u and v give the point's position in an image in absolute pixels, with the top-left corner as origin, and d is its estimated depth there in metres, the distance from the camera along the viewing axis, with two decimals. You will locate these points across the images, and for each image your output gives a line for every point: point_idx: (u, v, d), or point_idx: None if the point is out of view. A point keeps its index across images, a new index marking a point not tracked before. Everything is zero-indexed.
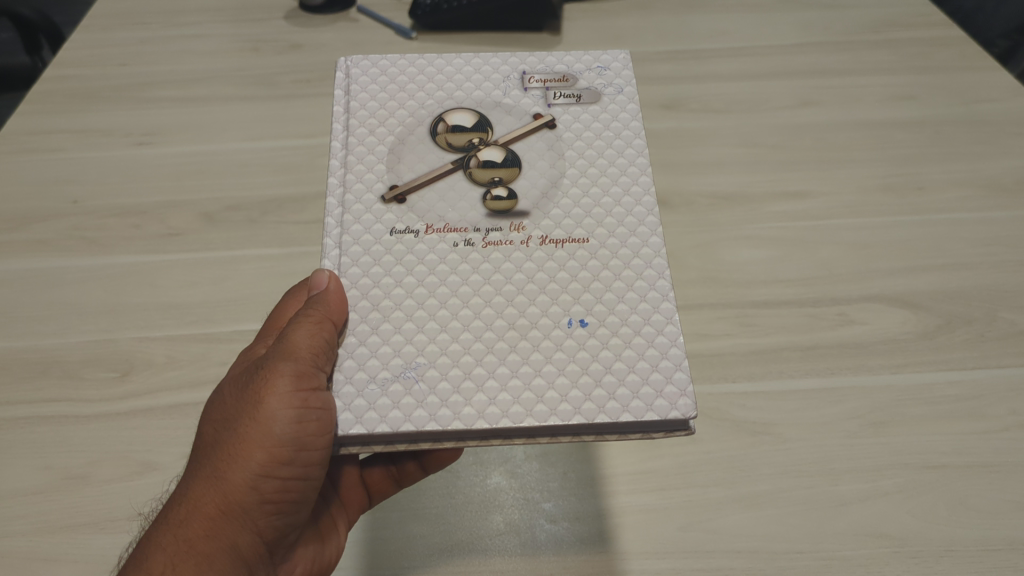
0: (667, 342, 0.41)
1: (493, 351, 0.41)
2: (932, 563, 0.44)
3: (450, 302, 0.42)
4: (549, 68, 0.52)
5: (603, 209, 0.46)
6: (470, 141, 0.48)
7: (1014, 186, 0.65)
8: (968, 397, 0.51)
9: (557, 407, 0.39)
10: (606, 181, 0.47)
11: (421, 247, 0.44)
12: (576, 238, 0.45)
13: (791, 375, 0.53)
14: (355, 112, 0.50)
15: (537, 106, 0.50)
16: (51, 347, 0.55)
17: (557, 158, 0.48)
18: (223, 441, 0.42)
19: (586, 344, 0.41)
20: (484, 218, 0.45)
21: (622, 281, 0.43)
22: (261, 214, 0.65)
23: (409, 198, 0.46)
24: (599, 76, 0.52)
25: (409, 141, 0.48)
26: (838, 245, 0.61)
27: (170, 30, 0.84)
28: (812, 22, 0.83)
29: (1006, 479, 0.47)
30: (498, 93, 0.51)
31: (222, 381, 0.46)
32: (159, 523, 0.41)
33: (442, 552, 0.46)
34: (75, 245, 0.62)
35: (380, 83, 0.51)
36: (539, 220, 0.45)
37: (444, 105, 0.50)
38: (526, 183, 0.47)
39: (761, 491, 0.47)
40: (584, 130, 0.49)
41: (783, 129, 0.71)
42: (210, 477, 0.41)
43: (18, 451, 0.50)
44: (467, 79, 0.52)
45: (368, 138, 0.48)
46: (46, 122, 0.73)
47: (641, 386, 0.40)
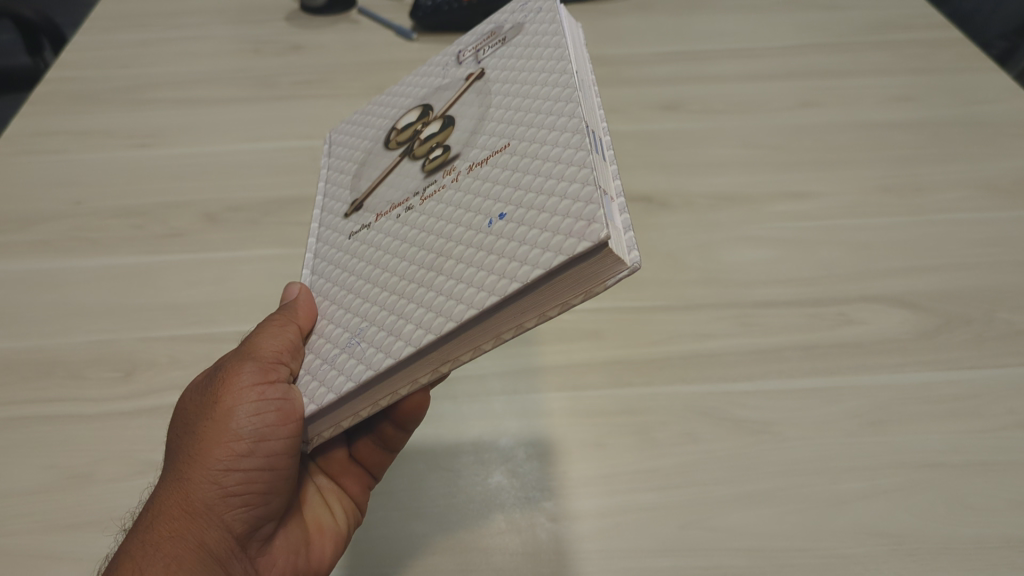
0: (579, 188, 0.34)
1: (423, 284, 0.38)
2: (931, 560, 0.44)
3: (389, 263, 0.41)
4: (480, 35, 0.51)
5: (523, 106, 0.41)
6: (414, 131, 0.49)
7: (1012, 186, 0.66)
8: (966, 396, 0.51)
9: (474, 300, 0.34)
10: (527, 86, 0.42)
11: (371, 234, 0.45)
12: (498, 149, 0.40)
13: (791, 374, 0.53)
14: (332, 161, 0.54)
15: (469, 72, 0.49)
16: (54, 347, 0.56)
17: (484, 99, 0.45)
18: (185, 440, 0.42)
19: (505, 234, 0.36)
20: (422, 181, 0.44)
21: (539, 157, 0.37)
22: (263, 214, 0.65)
23: (365, 202, 0.48)
24: (523, 11, 0.49)
25: (369, 158, 0.51)
26: (837, 245, 0.61)
27: (172, 32, 0.85)
28: (810, 24, 0.84)
29: (1005, 477, 0.47)
30: (439, 82, 0.51)
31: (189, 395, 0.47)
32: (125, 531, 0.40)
33: (442, 551, 0.46)
34: (77, 245, 0.63)
35: (351, 129, 0.56)
36: (468, 154, 0.42)
37: (397, 114, 0.52)
38: (458, 133, 0.44)
39: (760, 490, 0.47)
40: (509, 61, 0.46)
41: (782, 130, 0.72)
42: (174, 475, 0.41)
43: (22, 450, 0.50)
44: (415, 85, 0.53)
45: (338, 174, 0.52)
46: (49, 123, 0.74)
47: (552, 238, 0.33)
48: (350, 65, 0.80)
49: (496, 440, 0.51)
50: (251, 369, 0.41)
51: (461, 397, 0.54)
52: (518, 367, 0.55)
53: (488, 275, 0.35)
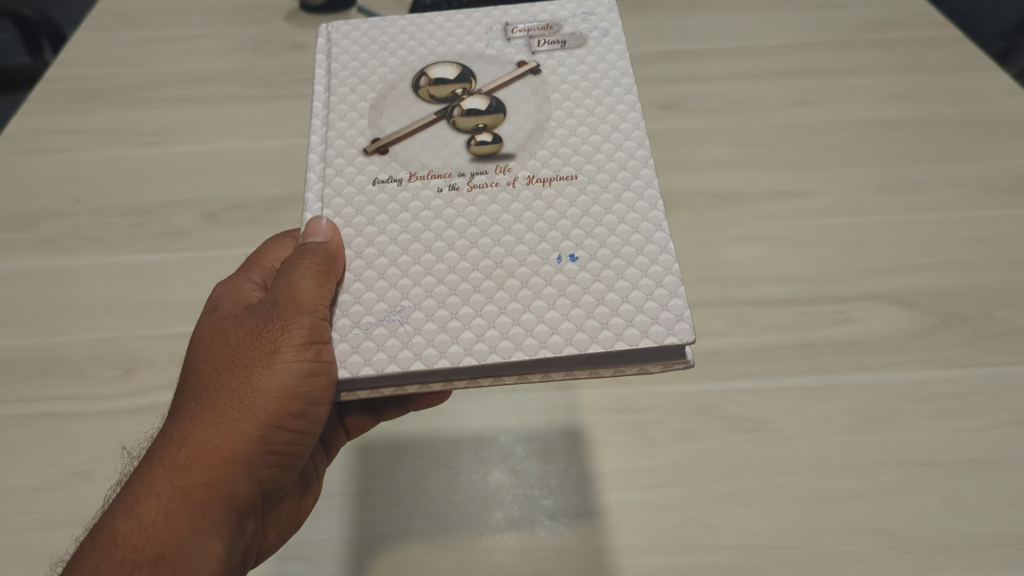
0: (661, 271, 0.39)
1: (480, 290, 0.39)
2: (926, 557, 0.44)
3: (435, 246, 0.41)
4: (533, 17, 0.50)
5: (589, 147, 0.44)
6: (453, 93, 0.46)
7: (1009, 185, 0.66)
8: (963, 394, 0.51)
9: (548, 340, 0.37)
10: (592, 120, 0.45)
11: (404, 195, 0.43)
12: (564, 176, 0.43)
13: (788, 372, 0.53)
14: (336, 74, 0.48)
15: (522, 55, 0.48)
16: (53, 346, 0.56)
17: (543, 103, 0.46)
18: (224, 386, 0.39)
19: (576, 278, 0.39)
20: (469, 163, 0.44)
21: (614, 214, 0.41)
22: (263, 212, 0.65)
23: (392, 148, 0.44)
24: (584, 20, 0.50)
25: (392, 95, 0.46)
26: (835, 244, 0.62)
27: (171, 31, 0.85)
28: (809, 23, 0.84)
29: (1001, 474, 0.48)
30: (481, 45, 0.49)
31: (204, 321, 0.42)
32: (150, 467, 0.38)
33: (442, 548, 0.46)
34: (76, 244, 0.63)
35: (362, 45, 0.49)
36: (526, 161, 0.44)
37: (425, 59, 0.48)
38: (512, 127, 0.45)
39: (758, 488, 0.48)
40: (570, 74, 0.48)
41: (781, 129, 0.72)
42: (210, 422, 0.38)
43: (23, 448, 0.50)
44: (448, 34, 0.49)
45: (351, 96, 0.47)
46: (48, 122, 0.74)
47: (634, 315, 0.38)
48: None
49: (495, 437, 0.51)
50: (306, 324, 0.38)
51: (463, 394, 0.54)
52: None
53: (563, 319, 0.38)
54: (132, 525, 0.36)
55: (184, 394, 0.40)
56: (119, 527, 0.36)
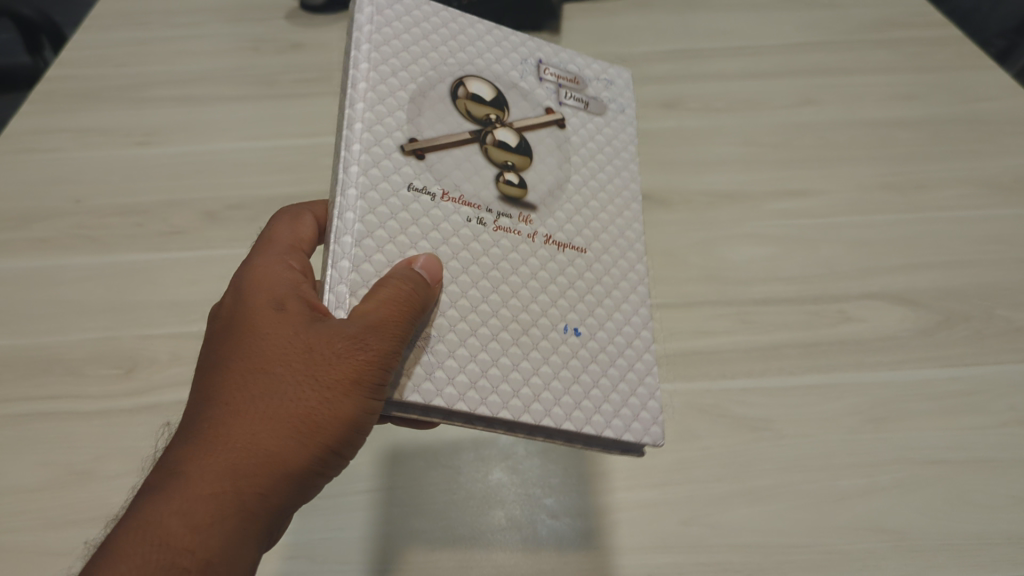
0: (644, 368, 0.40)
1: (497, 339, 0.36)
2: (929, 556, 0.44)
3: (458, 281, 0.36)
4: (563, 64, 0.46)
5: (599, 222, 0.42)
6: (487, 116, 0.41)
7: (1011, 185, 0.66)
8: (967, 392, 0.51)
9: (553, 409, 0.36)
10: (604, 194, 0.43)
11: (435, 214, 0.37)
12: (575, 246, 0.41)
13: (790, 371, 0.53)
14: (382, 41, 0.39)
15: (550, 99, 0.44)
16: (52, 345, 0.56)
17: (564, 161, 0.43)
18: (279, 395, 0.32)
19: (578, 354, 0.38)
20: (496, 201, 0.39)
21: (613, 301, 0.41)
22: (264, 212, 0.65)
23: (428, 155, 0.38)
24: (608, 87, 0.47)
25: (431, 96, 0.39)
26: (837, 243, 0.61)
27: (172, 30, 0.85)
28: (810, 21, 0.84)
29: (1004, 473, 0.48)
30: (516, 75, 0.43)
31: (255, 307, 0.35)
32: (175, 470, 0.31)
33: (444, 548, 0.46)
34: (76, 243, 0.63)
35: (409, 17, 0.41)
36: (547, 218, 0.40)
37: (464, 66, 0.41)
38: (536, 176, 0.41)
39: (762, 486, 0.47)
40: (591, 138, 0.45)
41: (782, 128, 0.72)
42: (257, 434, 0.32)
43: (21, 447, 0.50)
44: (488, 47, 0.43)
45: (390, 79, 0.38)
46: (48, 121, 0.74)
47: (620, 406, 0.38)
48: None
49: (495, 437, 0.51)
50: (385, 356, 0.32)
51: None
52: None
53: (563, 393, 0.37)
54: (141, 539, 0.30)
55: (227, 391, 0.33)
56: (128, 537, 0.30)
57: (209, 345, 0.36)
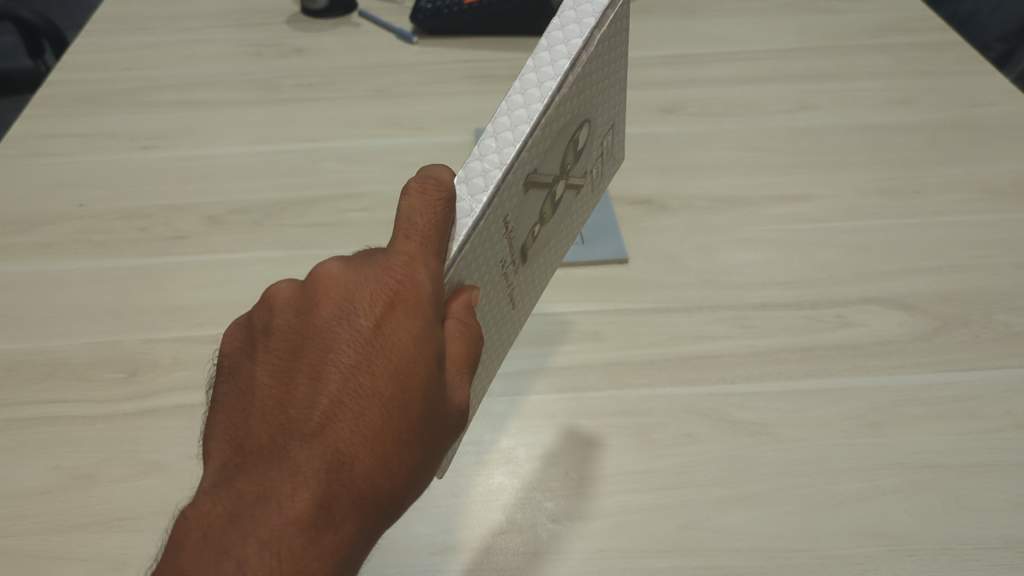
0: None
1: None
2: (928, 561, 0.44)
3: None
4: (616, 138, 0.46)
5: (536, 288, 0.45)
6: (569, 166, 0.39)
7: (1010, 189, 0.66)
8: (964, 397, 0.52)
9: None
10: (555, 259, 0.45)
11: (495, 251, 0.36)
12: (515, 304, 0.42)
13: (790, 375, 0.53)
14: (585, 69, 0.35)
15: (593, 166, 0.44)
16: (57, 348, 0.56)
17: (558, 226, 0.43)
18: (424, 463, 0.31)
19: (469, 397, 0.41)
20: (520, 250, 0.39)
21: (496, 357, 0.44)
22: (265, 216, 0.66)
23: (530, 191, 0.36)
24: (613, 167, 0.48)
25: (567, 131, 0.37)
26: (836, 248, 0.62)
27: (176, 35, 0.86)
28: (808, 27, 0.85)
29: (1002, 478, 0.48)
30: (597, 135, 0.42)
31: (413, 349, 0.31)
32: (320, 522, 0.29)
33: (445, 551, 0.46)
34: (80, 247, 0.63)
35: (607, 49, 0.37)
36: (524, 275, 0.41)
37: (592, 109, 0.39)
38: (546, 236, 0.41)
39: (760, 490, 0.48)
40: (581, 213, 0.46)
41: (781, 133, 0.72)
42: (397, 500, 0.31)
43: (24, 450, 0.50)
44: (606, 104, 0.41)
45: (563, 106, 0.35)
46: (52, 125, 0.74)
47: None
48: (353, 69, 0.81)
49: (497, 440, 0.51)
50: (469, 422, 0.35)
51: None
52: (516, 369, 0.56)
53: None
54: None
55: (383, 445, 0.30)
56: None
57: (352, 361, 0.31)
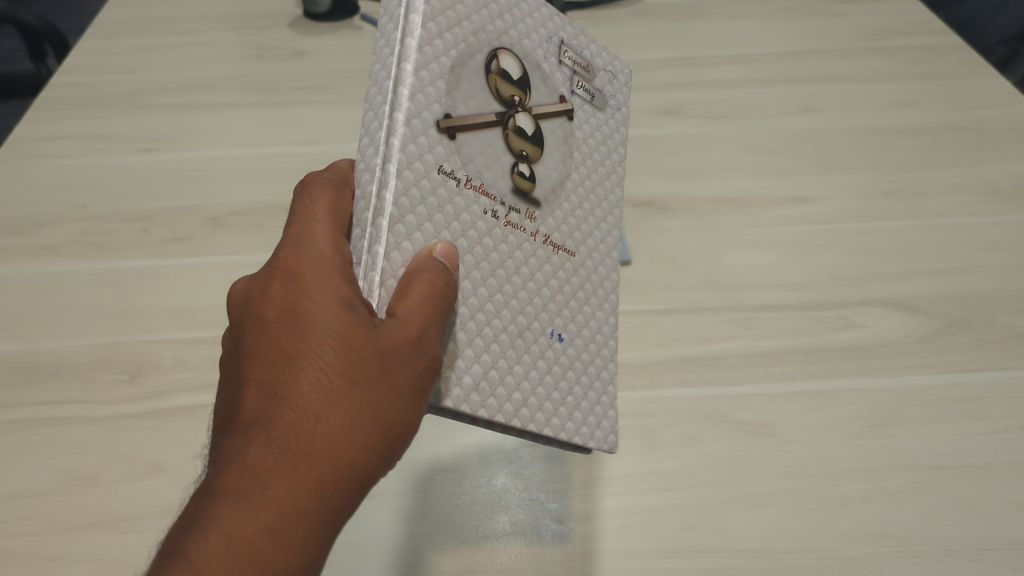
0: (609, 377, 0.43)
1: (491, 341, 0.37)
2: (932, 562, 0.44)
3: (469, 277, 0.36)
4: (582, 49, 0.45)
5: (588, 225, 0.43)
6: (513, 97, 0.39)
7: (1011, 191, 0.66)
8: (968, 398, 0.52)
9: (542, 405, 0.38)
10: (594, 193, 0.44)
11: (459, 202, 0.36)
12: (568, 249, 0.42)
13: (793, 377, 0.53)
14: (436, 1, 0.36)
15: (565, 87, 0.43)
16: (58, 350, 0.56)
17: (569, 154, 0.42)
18: (347, 408, 0.31)
19: (558, 360, 0.40)
20: (510, 193, 0.38)
21: (587, 311, 0.42)
22: (267, 218, 0.66)
23: (459, 135, 0.36)
24: (611, 81, 0.46)
25: (470, 64, 0.37)
26: (838, 250, 0.62)
27: (178, 38, 0.86)
28: (809, 30, 0.85)
29: (1006, 479, 0.48)
30: (538, 56, 0.41)
31: (316, 305, 0.32)
32: (251, 490, 0.30)
33: (446, 551, 0.45)
34: (81, 249, 0.63)
35: None
36: (548, 214, 0.41)
37: (501, 35, 0.39)
38: (545, 169, 0.41)
39: (763, 492, 0.48)
40: (596, 133, 0.44)
41: (783, 135, 0.72)
42: (332, 451, 0.31)
43: (25, 452, 0.50)
44: (524, 19, 0.41)
45: (437, 43, 0.36)
46: (55, 128, 0.74)
47: (589, 413, 0.41)
48: (355, 72, 0.82)
49: (500, 442, 0.51)
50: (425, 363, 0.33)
51: None
52: None
53: (551, 401, 0.39)
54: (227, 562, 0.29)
55: (294, 403, 0.31)
56: (205, 556, 0.29)
57: (259, 340, 0.33)
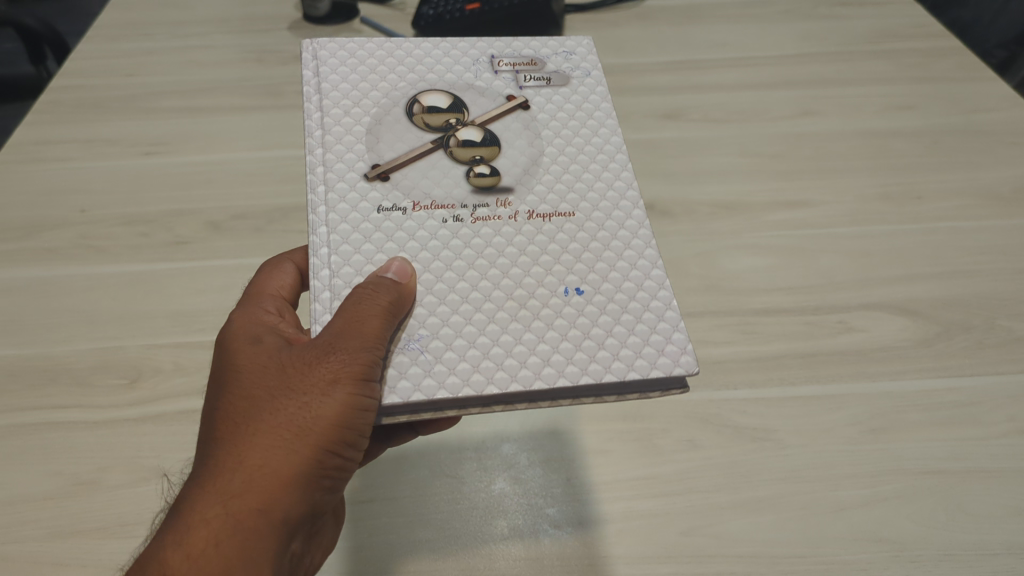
0: (662, 305, 0.41)
1: (494, 320, 0.40)
2: (930, 567, 0.44)
3: (446, 277, 0.42)
4: (517, 52, 0.52)
5: (584, 185, 0.46)
6: (447, 122, 0.47)
7: (1009, 195, 0.66)
8: (967, 402, 0.52)
9: (573, 356, 0.39)
10: (581, 157, 0.47)
11: (409, 224, 0.43)
12: (562, 212, 0.45)
13: (792, 381, 0.53)
14: (328, 95, 0.48)
15: (510, 88, 0.50)
16: (58, 354, 0.56)
17: (535, 137, 0.48)
18: (251, 424, 0.38)
19: (584, 310, 0.41)
20: (469, 194, 0.45)
21: (607, 259, 0.43)
22: (267, 222, 0.66)
23: (393, 176, 0.45)
24: (566, 60, 0.53)
25: (387, 120, 0.47)
26: (837, 254, 0.62)
27: (178, 41, 0.86)
28: (808, 33, 0.85)
29: (1004, 484, 0.48)
30: (468, 78, 0.50)
31: (244, 346, 0.41)
32: (180, 508, 0.37)
33: (445, 556, 0.46)
34: (81, 253, 0.63)
35: (350, 65, 0.49)
36: (525, 196, 0.45)
37: (416, 86, 0.49)
38: (507, 161, 0.47)
39: (763, 497, 0.48)
40: (559, 110, 0.50)
41: (782, 138, 0.72)
42: (240, 460, 0.37)
43: (24, 457, 0.50)
44: (437, 63, 0.51)
45: (344, 122, 0.46)
46: (55, 131, 0.74)
47: (642, 347, 0.40)
48: None
49: (498, 445, 0.51)
50: (325, 368, 0.38)
51: None
52: None
53: (582, 351, 0.39)
54: (165, 565, 0.36)
55: (213, 433, 0.39)
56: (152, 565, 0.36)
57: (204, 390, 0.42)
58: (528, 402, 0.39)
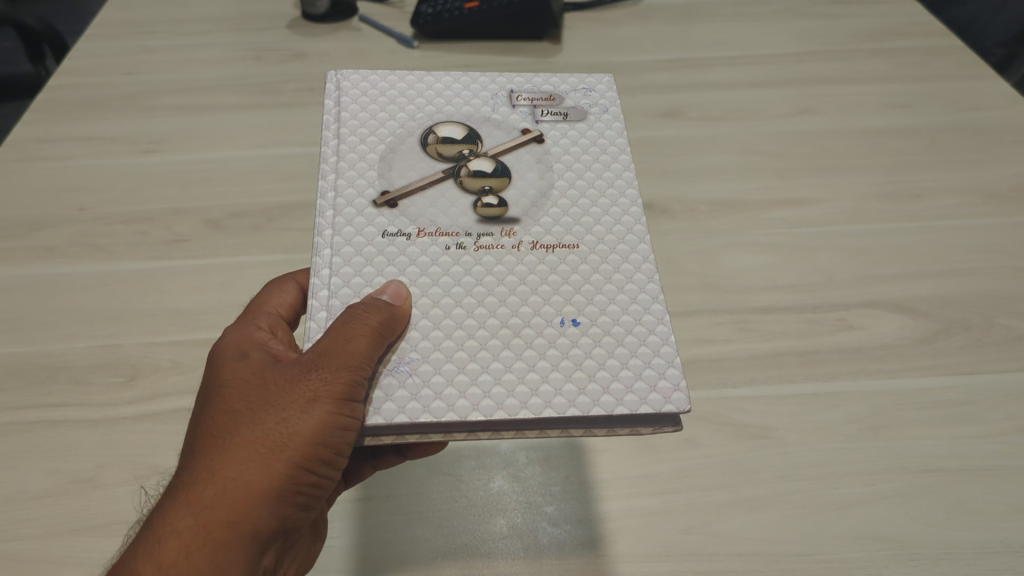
0: (659, 340, 0.41)
1: (486, 347, 0.40)
2: (929, 565, 0.44)
3: (443, 303, 0.42)
4: (537, 87, 0.53)
5: (590, 218, 0.46)
6: (460, 152, 0.48)
7: (1009, 194, 0.66)
8: (966, 400, 0.52)
9: (562, 388, 0.39)
10: (592, 193, 0.47)
11: (413, 250, 0.44)
12: (566, 244, 0.45)
13: (791, 379, 0.53)
14: (347, 122, 0.49)
15: (526, 122, 0.51)
16: (56, 352, 0.56)
17: (546, 170, 0.48)
18: (229, 438, 0.38)
19: (578, 342, 0.41)
20: (475, 224, 0.45)
21: (606, 292, 0.43)
22: (266, 220, 0.66)
23: (401, 203, 0.45)
24: (585, 96, 0.53)
25: (401, 150, 0.48)
26: (837, 252, 0.62)
27: (176, 39, 0.86)
28: (809, 32, 0.85)
29: (1003, 481, 0.48)
30: (486, 110, 0.51)
31: (231, 361, 0.41)
32: (155, 515, 0.38)
33: (444, 555, 0.45)
34: (79, 252, 0.63)
35: (371, 96, 0.51)
36: (530, 226, 0.45)
37: (433, 117, 0.50)
38: (516, 192, 0.47)
39: (762, 494, 0.48)
40: (572, 144, 0.50)
41: (782, 137, 0.72)
42: (214, 473, 0.37)
43: (22, 455, 0.50)
44: (456, 95, 0.52)
45: (358, 149, 0.47)
46: (53, 129, 0.74)
47: (634, 382, 0.39)
48: None
49: (496, 444, 0.51)
50: (306, 386, 0.39)
51: None
52: None
53: (572, 383, 0.39)
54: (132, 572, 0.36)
55: (193, 444, 0.39)
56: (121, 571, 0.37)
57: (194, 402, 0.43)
58: (516, 430, 0.39)
